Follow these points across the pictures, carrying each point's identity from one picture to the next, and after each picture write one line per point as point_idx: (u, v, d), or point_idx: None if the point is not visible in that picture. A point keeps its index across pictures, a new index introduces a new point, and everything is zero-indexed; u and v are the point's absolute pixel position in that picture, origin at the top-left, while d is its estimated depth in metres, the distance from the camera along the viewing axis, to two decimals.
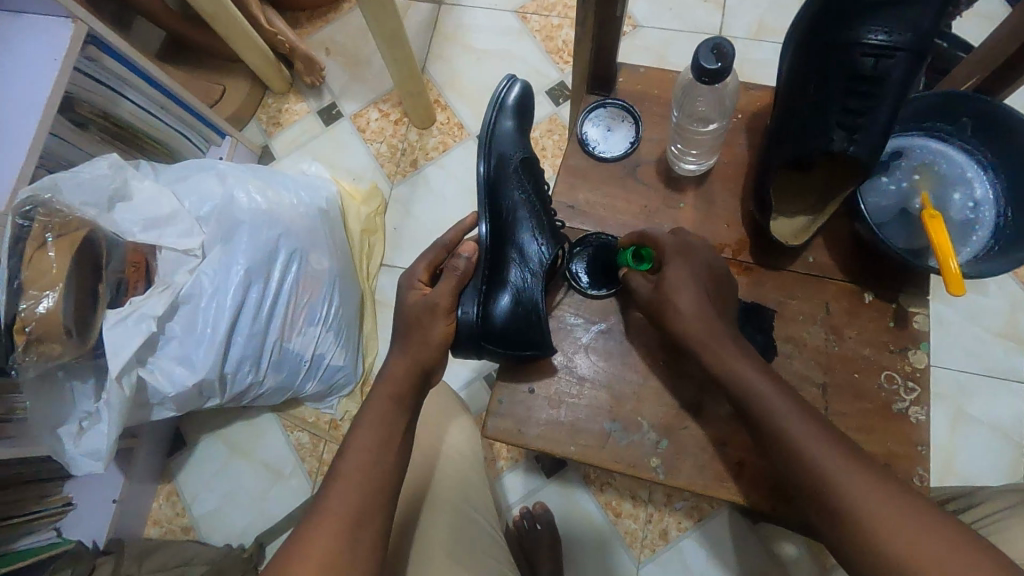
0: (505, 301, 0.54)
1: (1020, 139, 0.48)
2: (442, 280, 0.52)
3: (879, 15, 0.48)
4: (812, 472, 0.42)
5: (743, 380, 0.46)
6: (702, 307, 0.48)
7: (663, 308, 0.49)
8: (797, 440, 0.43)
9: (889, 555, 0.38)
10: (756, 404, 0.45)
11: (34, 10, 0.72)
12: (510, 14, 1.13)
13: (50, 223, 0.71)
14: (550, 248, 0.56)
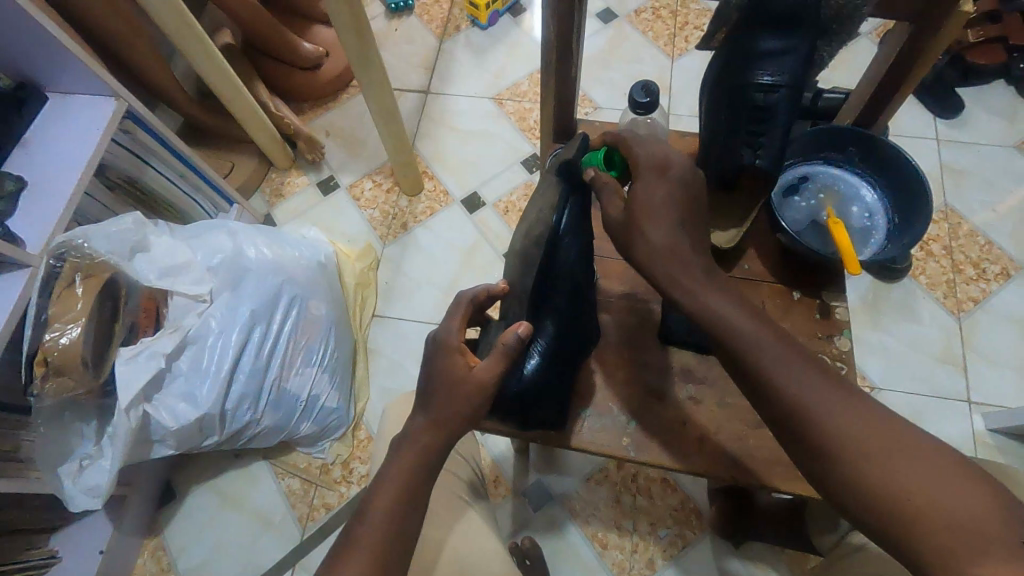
0: (535, 365, 0.56)
1: (894, 160, 0.61)
2: (491, 358, 0.52)
3: (767, 60, 0.55)
4: (802, 417, 0.45)
5: (725, 324, 0.49)
6: (673, 236, 0.52)
7: (631, 235, 0.53)
8: (780, 388, 0.46)
9: (870, 486, 0.42)
10: (743, 354, 0.48)
11: (82, 90, 0.85)
12: (488, 101, 1.31)
13: (80, 264, 0.79)
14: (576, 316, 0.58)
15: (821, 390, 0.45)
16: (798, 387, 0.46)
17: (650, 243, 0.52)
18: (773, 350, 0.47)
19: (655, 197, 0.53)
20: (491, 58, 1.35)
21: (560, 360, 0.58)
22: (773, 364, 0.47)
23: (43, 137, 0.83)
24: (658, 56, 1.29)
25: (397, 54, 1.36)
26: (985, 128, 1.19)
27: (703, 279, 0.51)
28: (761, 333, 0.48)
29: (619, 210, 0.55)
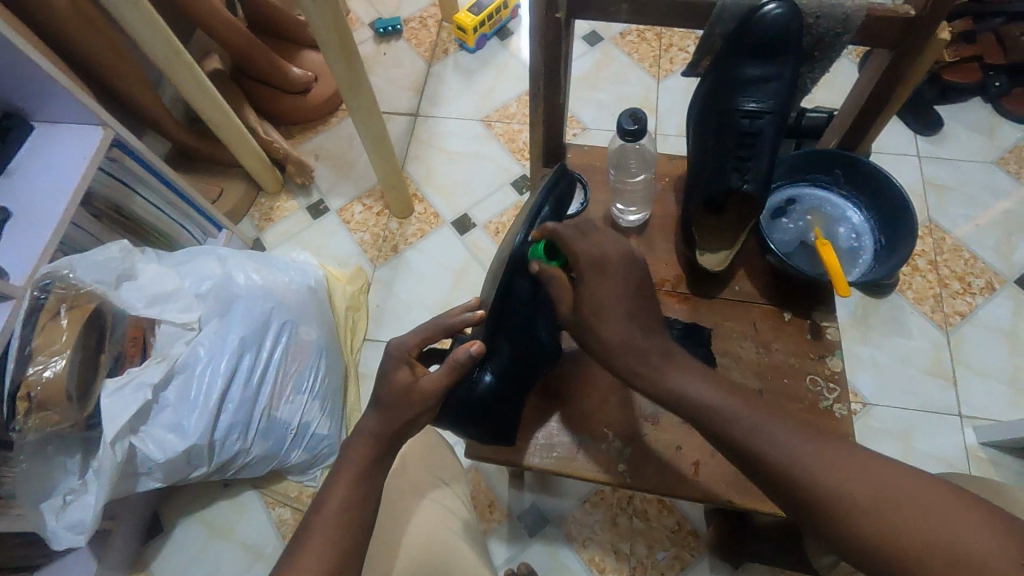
0: (488, 380, 0.56)
1: (878, 183, 0.62)
2: (442, 369, 0.53)
3: (752, 88, 0.59)
4: (796, 478, 0.45)
5: (698, 399, 0.50)
6: (626, 330, 0.53)
7: (587, 333, 0.54)
8: (765, 453, 0.46)
9: (885, 535, 0.42)
10: (723, 426, 0.48)
11: (69, 119, 0.84)
12: (477, 123, 1.32)
13: (66, 296, 0.78)
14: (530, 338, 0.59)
15: (807, 446, 0.46)
16: (781, 448, 0.46)
17: (615, 339, 0.53)
18: (749, 417, 0.48)
19: (605, 295, 0.54)
20: (479, 81, 1.36)
21: (513, 377, 0.58)
22: (756, 427, 0.47)
23: (28, 167, 0.82)
24: (645, 77, 1.31)
25: (385, 78, 1.37)
26: (965, 144, 1.21)
27: (661, 366, 0.52)
28: (733, 403, 0.49)
29: (568, 306, 0.56)
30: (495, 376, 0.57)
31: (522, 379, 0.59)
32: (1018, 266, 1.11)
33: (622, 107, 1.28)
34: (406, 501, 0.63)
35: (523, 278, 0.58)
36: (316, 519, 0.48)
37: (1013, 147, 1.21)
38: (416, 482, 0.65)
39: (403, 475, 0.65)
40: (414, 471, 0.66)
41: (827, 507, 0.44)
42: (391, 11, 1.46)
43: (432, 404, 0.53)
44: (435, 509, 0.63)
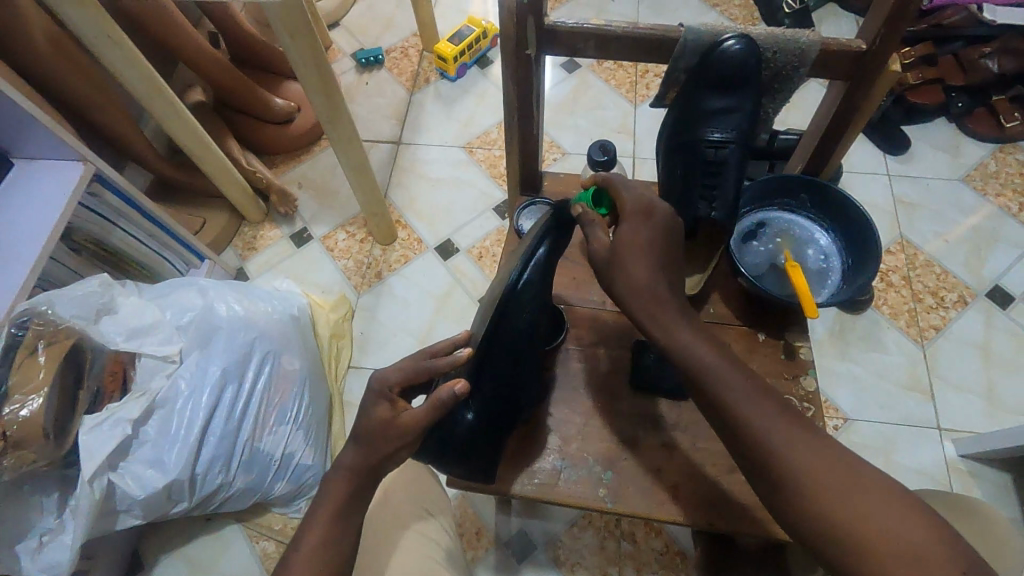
0: (467, 419, 0.57)
1: (843, 206, 0.64)
2: (425, 407, 0.53)
3: (715, 118, 0.60)
4: (771, 450, 0.46)
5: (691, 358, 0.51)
6: (654, 280, 0.55)
7: (614, 265, 0.56)
8: (747, 425, 0.47)
9: (844, 517, 0.42)
10: (709, 389, 0.50)
11: (48, 155, 0.84)
12: (458, 149, 1.34)
13: (43, 332, 0.77)
14: (516, 378, 0.59)
15: (790, 428, 0.47)
16: (762, 419, 0.47)
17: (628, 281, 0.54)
18: (739, 385, 0.50)
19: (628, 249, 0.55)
20: (460, 108, 1.39)
21: (497, 415, 0.58)
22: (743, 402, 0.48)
23: (7, 205, 0.82)
24: (622, 102, 1.34)
25: (368, 107, 1.39)
26: (932, 163, 1.25)
27: (675, 323, 0.53)
28: (727, 368, 0.50)
29: (603, 248, 0.57)
30: (475, 414, 0.58)
31: (503, 416, 0.59)
32: (988, 280, 1.14)
33: (600, 132, 1.31)
34: (389, 533, 0.62)
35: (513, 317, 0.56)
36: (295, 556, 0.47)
37: (977, 164, 1.25)
38: (399, 514, 0.64)
39: (385, 507, 0.65)
40: (397, 502, 0.65)
41: (796, 483, 0.45)
42: (372, 42, 1.49)
43: (416, 437, 0.54)
44: (417, 539, 0.63)
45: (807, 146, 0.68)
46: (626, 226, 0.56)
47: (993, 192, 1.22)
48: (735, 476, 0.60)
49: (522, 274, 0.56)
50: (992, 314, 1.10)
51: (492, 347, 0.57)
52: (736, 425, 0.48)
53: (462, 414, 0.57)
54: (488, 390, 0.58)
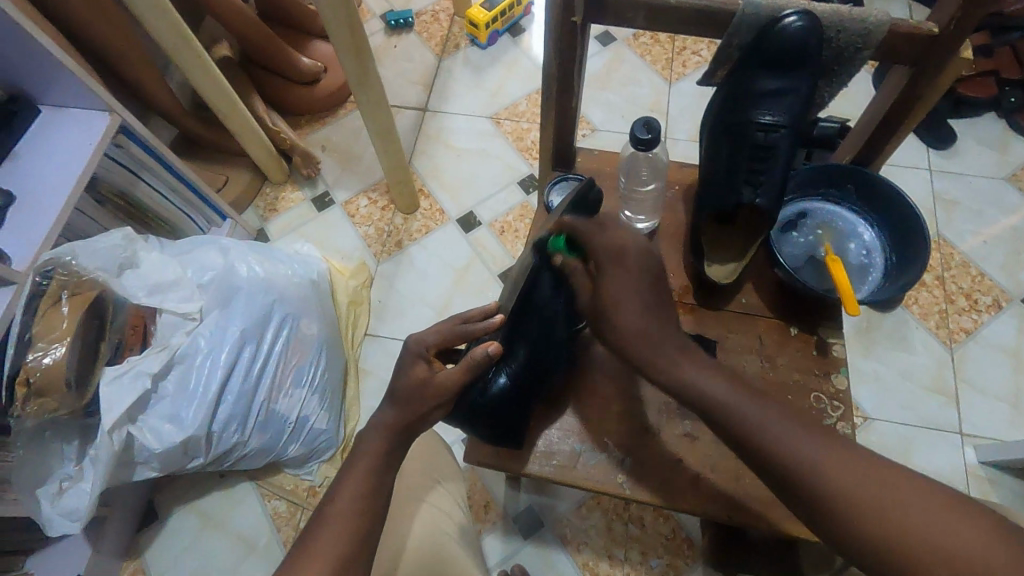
0: (501, 381, 0.56)
1: (890, 200, 0.61)
2: (459, 368, 0.52)
3: (768, 101, 0.58)
4: (802, 472, 0.45)
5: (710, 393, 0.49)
6: (642, 322, 0.53)
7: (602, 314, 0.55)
8: (773, 447, 0.46)
9: (890, 532, 0.41)
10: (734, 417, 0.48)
11: (75, 104, 0.84)
12: (486, 119, 1.31)
13: (67, 282, 0.78)
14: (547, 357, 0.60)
15: (819, 448, 0.45)
16: (785, 443, 0.46)
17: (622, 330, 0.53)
18: (758, 415, 0.47)
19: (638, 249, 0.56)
20: (489, 77, 1.35)
21: (522, 384, 0.58)
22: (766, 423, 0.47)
23: (33, 152, 0.82)
24: (656, 80, 1.30)
25: (395, 71, 1.36)
26: (976, 160, 1.20)
27: (677, 359, 0.51)
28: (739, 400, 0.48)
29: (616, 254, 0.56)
30: (508, 378, 0.57)
31: (530, 387, 0.59)
32: None
33: (633, 108, 1.27)
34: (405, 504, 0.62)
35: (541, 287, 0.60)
36: (315, 524, 0.47)
37: None
38: (415, 485, 0.64)
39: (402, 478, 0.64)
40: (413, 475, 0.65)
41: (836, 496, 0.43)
42: (402, 4, 1.44)
43: (450, 399, 0.53)
44: (431, 512, 0.63)
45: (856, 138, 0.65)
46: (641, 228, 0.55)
47: None
48: (759, 472, 0.58)
49: (544, 255, 0.60)
50: None
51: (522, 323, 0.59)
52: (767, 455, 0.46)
53: (495, 377, 0.56)
54: (516, 359, 0.58)
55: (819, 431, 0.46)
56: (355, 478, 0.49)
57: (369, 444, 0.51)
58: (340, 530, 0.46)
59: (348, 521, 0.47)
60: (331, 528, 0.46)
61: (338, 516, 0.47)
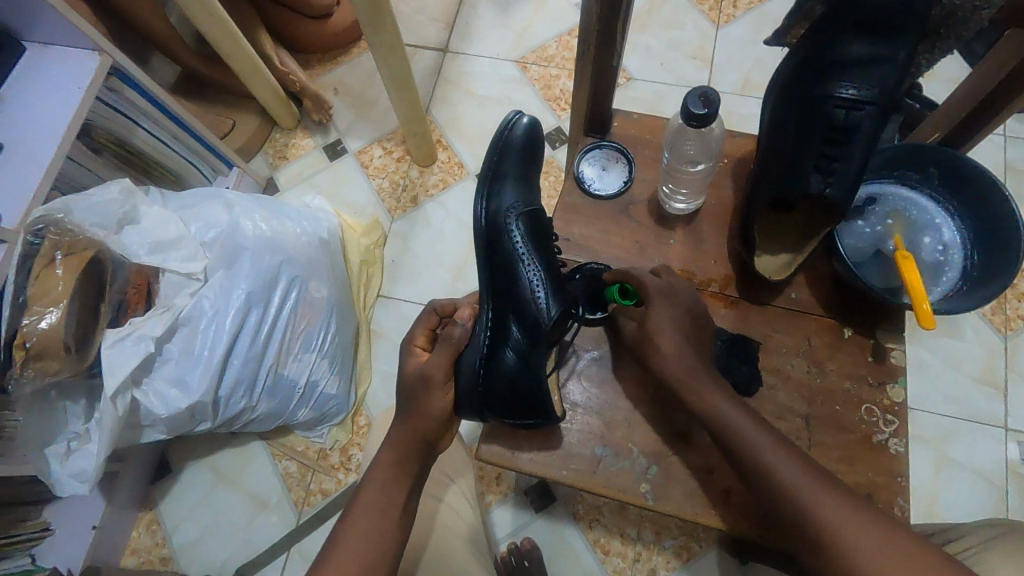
0: (508, 355, 0.53)
1: (979, 187, 0.52)
2: (438, 349, 0.53)
3: (850, 72, 0.50)
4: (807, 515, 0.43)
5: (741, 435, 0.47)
6: (683, 352, 0.51)
7: (647, 346, 0.52)
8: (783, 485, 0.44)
9: None
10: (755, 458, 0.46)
11: (61, 42, 0.76)
12: (511, 63, 1.20)
13: (60, 242, 0.73)
14: (552, 300, 0.55)
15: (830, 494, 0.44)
16: (797, 484, 0.44)
17: (666, 361, 0.51)
18: (773, 448, 0.46)
19: (665, 319, 0.52)
20: (517, 15, 1.23)
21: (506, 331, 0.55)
22: (787, 471, 0.45)
23: (19, 97, 0.75)
24: (702, 23, 1.16)
25: (413, 5, 1.24)
26: None
27: (709, 388, 0.49)
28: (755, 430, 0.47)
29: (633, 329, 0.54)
30: (516, 353, 0.54)
31: (525, 328, 0.55)
32: None
33: (675, 55, 1.15)
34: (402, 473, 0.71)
35: (487, 238, 0.60)
36: (337, 530, 0.49)
37: None
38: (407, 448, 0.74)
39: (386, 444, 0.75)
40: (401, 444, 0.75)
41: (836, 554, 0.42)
42: None
43: (451, 373, 0.53)
44: None
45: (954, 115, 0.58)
46: (654, 311, 0.52)
47: None
48: None
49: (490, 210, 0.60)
50: None
51: (498, 277, 0.57)
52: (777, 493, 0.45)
53: (500, 353, 0.54)
54: (506, 318, 0.55)
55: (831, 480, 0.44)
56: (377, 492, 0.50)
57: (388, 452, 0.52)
58: (359, 534, 0.48)
59: (367, 527, 0.48)
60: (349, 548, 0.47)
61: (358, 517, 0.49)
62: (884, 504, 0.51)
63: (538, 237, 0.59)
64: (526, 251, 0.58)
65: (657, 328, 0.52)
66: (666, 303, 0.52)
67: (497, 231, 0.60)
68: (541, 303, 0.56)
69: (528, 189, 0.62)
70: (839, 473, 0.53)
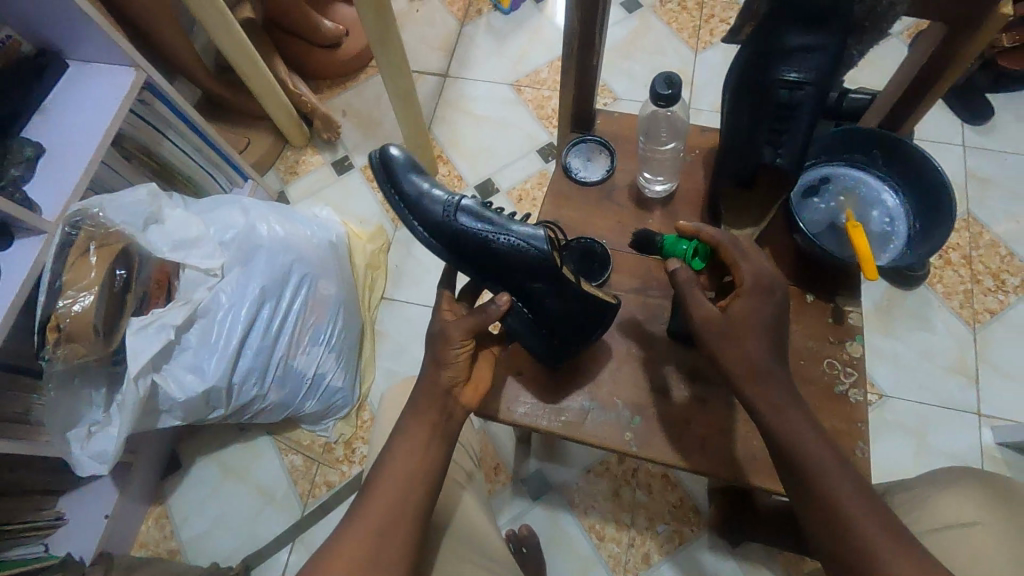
0: (549, 299, 0.59)
1: (917, 164, 0.60)
2: (471, 315, 0.57)
3: (794, 57, 0.54)
4: (828, 506, 0.47)
5: (800, 445, 0.49)
6: (760, 353, 0.51)
7: (727, 343, 0.52)
8: (814, 475, 0.48)
9: None
10: (807, 465, 0.48)
11: (102, 59, 0.85)
12: (506, 86, 1.30)
13: (95, 234, 0.80)
14: (540, 241, 0.57)
15: (855, 491, 0.47)
16: (828, 477, 0.48)
17: (743, 359, 0.51)
18: (813, 441, 0.49)
19: (752, 318, 0.52)
20: (511, 44, 1.33)
21: (524, 286, 0.59)
22: (824, 464, 0.48)
23: (61, 106, 0.83)
24: (682, 49, 1.27)
25: (416, 36, 1.35)
26: (1014, 136, 1.16)
27: (778, 391, 0.50)
28: (801, 425, 0.49)
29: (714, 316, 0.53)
30: (555, 294, 0.58)
31: (534, 273, 0.58)
32: None
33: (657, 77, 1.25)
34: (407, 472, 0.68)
35: (450, 255, 0.62)
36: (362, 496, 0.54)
37: None
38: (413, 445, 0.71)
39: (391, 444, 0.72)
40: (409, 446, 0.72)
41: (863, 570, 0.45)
42: None
43: (473, 334, 0.57)
44: None
45: (887, 102, 0.66)
46: (742, 300, 0.52)
47: None
48: None
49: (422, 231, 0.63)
50: None
51: (482, 262, 0.61)
52: (809, 482, 0.48)
53: (543, 304, 0.59)
54: (521, 280, 0.59)
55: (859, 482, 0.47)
56: (399, 464, 0.54)
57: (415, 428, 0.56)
58: (384, 505, 0.52)
59: (392, 498, 0.52)
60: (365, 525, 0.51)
61: (382, 488, 0.53)
62: (846, 445, 0.56)
63: (472, 210, 0.61)
64: (476, 227, 0.60)
65: (746, 326, 0.51)
66: (756, 299, 0.52)
67: (447, 242, 0.62)
68: (525, 246, 0.58)
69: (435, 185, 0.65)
70: None
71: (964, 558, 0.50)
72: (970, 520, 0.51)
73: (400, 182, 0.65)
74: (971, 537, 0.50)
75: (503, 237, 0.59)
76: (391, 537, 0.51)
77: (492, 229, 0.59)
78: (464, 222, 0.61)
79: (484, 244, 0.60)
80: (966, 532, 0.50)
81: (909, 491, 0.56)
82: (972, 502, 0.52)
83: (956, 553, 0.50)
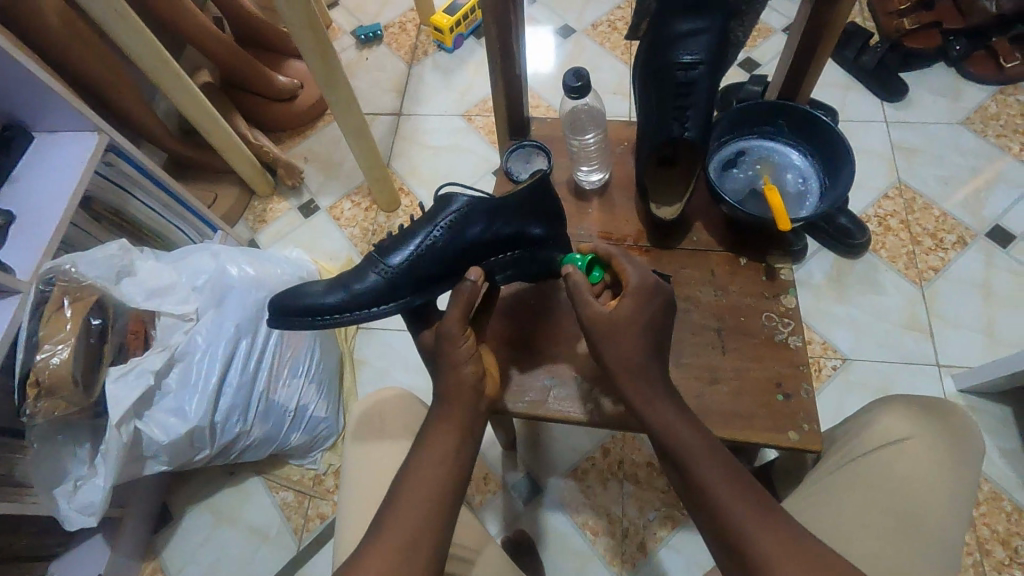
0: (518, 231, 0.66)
1: (815, 127, 0.68)
2: (453, 303, 0.60)
3: (685, 42, 0.65)
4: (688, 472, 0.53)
5: (678, 437, 0.54)
6: (641, 348, 0.57)
7: (609, 333, 0.57)
8: (680, 447, 0.54)
9: (735, 532, 0.49)
10: (673, 441, 0.54)
11: (65, 127, 0.90)
12: (457, 117, 1.37)
13: (69, 288, 0.83)
14: (467, 204, 0.63)
15: (713, 461, 0.52)
16: (691, 453, 0.53)
17: (620, 351, 0.57)
18: (677, 417, 0.55)
19: (626, 314, 0.57)
20: (458, 78, 1.42)
21: (488, 249, 0.66)
22: (688, 437, 0.54)
23: (28, 173, 0.87)
24: (617, 65, 1.35)
25: (368, 81, 1.43)
26: (930, 107, 1.25)
27: (650, 396, 0.56)
28: (666, 405, 0.56)
29: (604, 311, 0.58)
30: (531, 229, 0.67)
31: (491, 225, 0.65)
32: (988, 220, 1.13)
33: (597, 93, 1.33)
34: (381, 491, 0.65)
35: (435, 289, 0.65)
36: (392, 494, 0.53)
37: (977, 107, 1.24)
38: (389, 466, 0.66)
39: (360, 467, 0.67)
40: (385, 471, 0.66)
41: (735, 545, 0.48)
42: (370, 19, 1.53)
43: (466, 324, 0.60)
44: None
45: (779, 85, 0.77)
46: (627, 301, 0.58)
47: (994, 134, 1.21)
48: (716, 389, 0.62)
49: (383, 306, 0.64)
50: (992, 253, 1.10)
51: (447, 266, 0.64)
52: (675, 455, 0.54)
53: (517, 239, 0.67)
54: (484, 240, 0.65)
55: (716, 451, 0.53)
56: (432, 475, 0.54)
57: (445, 437, 0.56)
58: (416, 511, 0.52)
59: (425, 503, 0.52)
60: (398, 539, 0.50)
61: (413, 499, 0.52)
62: (790, 386, 0.61)
63: (405, 246, 0.63)
64: (417, 247, 0.63)
65: (626, 324, 0.57)
66: (637, 298, 0.58)
67: (423, 283, 0.64)
68: (462, 216, 0.63)
69: (346, 278, 0.64)
70: (751, 368, 0.63)
71: (895, 469, 0.58)
72: (902, 436, 0.59)
73: (321, 305, 0.64)
74: (901, 451, 0.58)
75: (450, 231, 0.63)
76: (423, 550, 0.50)
77: (439, 237, 0.63)
78: (403, 259, 0.63)
79: (443, 249, 0.63)
80: (899, 448, 0.58)
81: (860, 416, 0.64)
82: (905, 420, 0.60)
83: (893, 467, 0.58)
